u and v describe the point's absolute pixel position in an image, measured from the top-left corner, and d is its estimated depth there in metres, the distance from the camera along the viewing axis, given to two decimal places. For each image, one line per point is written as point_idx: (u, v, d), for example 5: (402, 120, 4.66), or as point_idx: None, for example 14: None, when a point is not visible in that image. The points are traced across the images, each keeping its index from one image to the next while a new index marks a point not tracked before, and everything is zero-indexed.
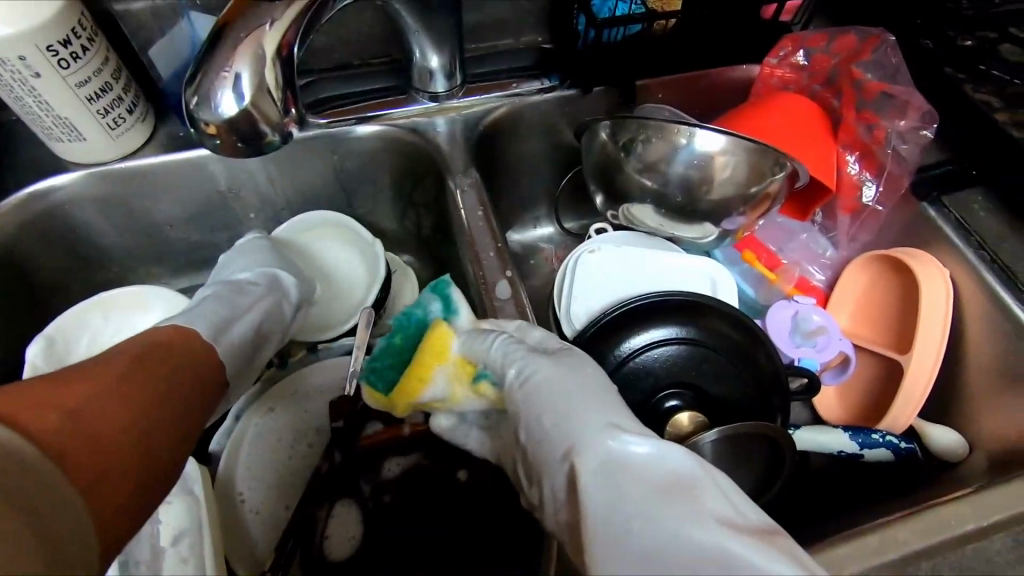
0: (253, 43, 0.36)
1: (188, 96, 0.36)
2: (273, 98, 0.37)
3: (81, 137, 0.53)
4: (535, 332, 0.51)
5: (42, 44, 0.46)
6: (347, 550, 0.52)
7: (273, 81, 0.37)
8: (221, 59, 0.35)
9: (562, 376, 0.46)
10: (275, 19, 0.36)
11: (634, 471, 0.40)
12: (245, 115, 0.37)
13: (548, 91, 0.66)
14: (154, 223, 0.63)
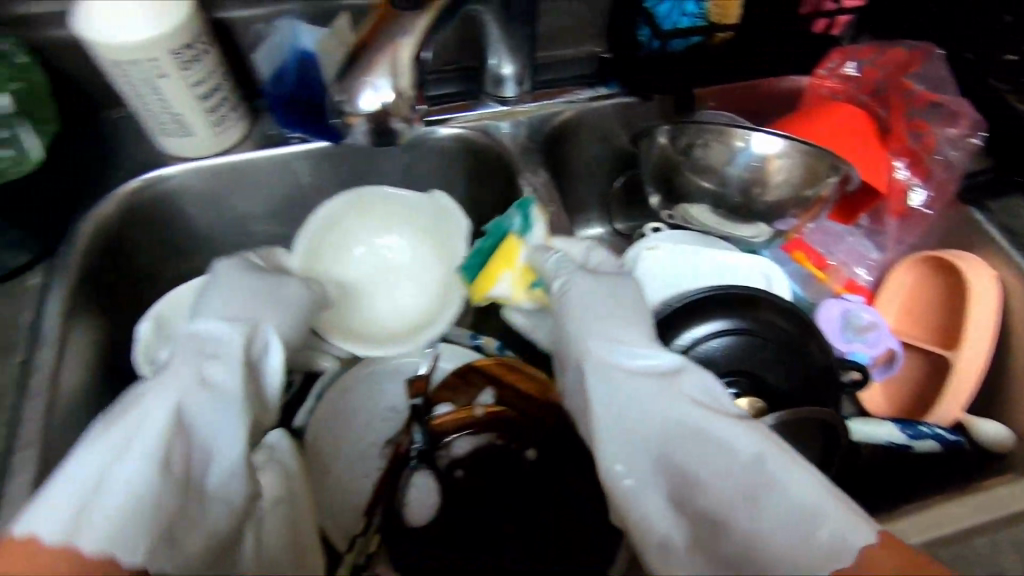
0: (391, 54, 0.41)
1: (336, 95, 0.42)
2: (407, 98, 0.43)
3: (190, 133, 0.58)
4: (598, 254, 0.56)
5: (171, 48, 0.50)
6: (424, 516, 0.55)
7: (408, 83, 0.42)
8: (365, 67, 0.41)
9: (596, 286, 0.52)
10: (409, 32, 0.41)
11: (630, 370, 0.47)
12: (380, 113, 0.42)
13: (609, 96, 0.71)
14: (240, 216, 0.66)
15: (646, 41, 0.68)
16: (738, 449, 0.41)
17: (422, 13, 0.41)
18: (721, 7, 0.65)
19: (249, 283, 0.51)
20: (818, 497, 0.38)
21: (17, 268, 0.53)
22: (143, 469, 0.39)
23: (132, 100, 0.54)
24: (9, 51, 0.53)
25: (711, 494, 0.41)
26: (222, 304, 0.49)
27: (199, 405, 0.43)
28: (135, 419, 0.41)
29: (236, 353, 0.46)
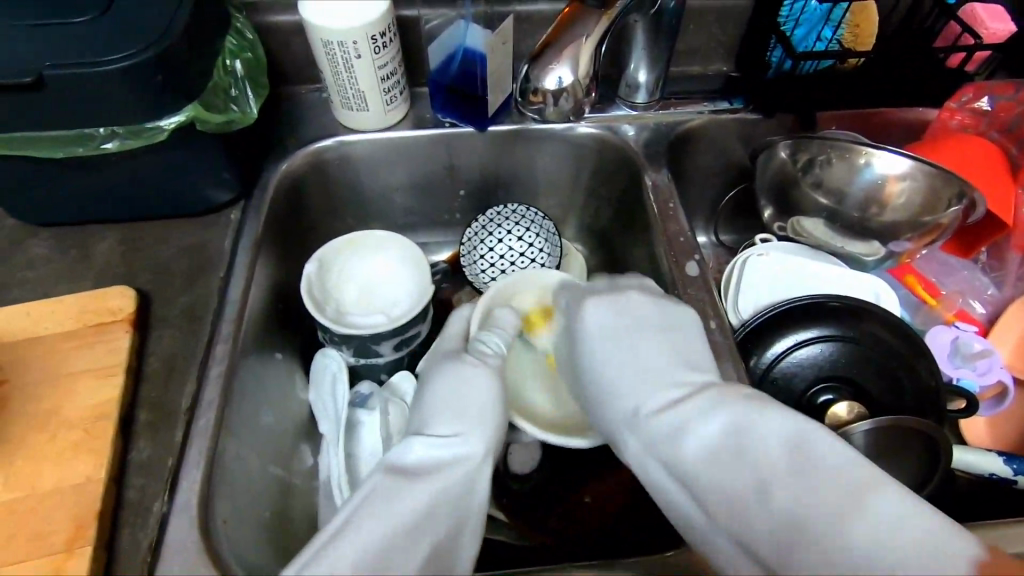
0: (573, 51, 0.61)
1: (528, 73, 0.64)
2: (580, 85, 0.64)
3: (366, 108, 0.67)
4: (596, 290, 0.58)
5: (369, 35, 0.60)
6: (525, 467, 0.60)
7: (581, 74, 0.63)
8: (552, 58, 0.62)
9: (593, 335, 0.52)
10: (588, 33, 0.59)
11: (702, 406, 0.45)
12: (555, 91, 0.64)
13: (732, 112, 0.74)
14: (386, 187, 0.75)
15: (777, 62, 0.71)
16: (821, 481, 0.38)
17: (602, 16, 0.58)
18: (857, 36, 0.69)
19: (468, 381, 0.50)
20: (910, 519, 0.36)
21: (220, 205, 0.63)
22: (416, 563, 0.39)
23: (327, 75, 0.64)
24: (240, 26, 0.62)
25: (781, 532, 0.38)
26: (446, 404, 0.48)
27: (381, 514, 0.41)
28: (348, 535, 0.40)
29: (469, 465, 0.45)
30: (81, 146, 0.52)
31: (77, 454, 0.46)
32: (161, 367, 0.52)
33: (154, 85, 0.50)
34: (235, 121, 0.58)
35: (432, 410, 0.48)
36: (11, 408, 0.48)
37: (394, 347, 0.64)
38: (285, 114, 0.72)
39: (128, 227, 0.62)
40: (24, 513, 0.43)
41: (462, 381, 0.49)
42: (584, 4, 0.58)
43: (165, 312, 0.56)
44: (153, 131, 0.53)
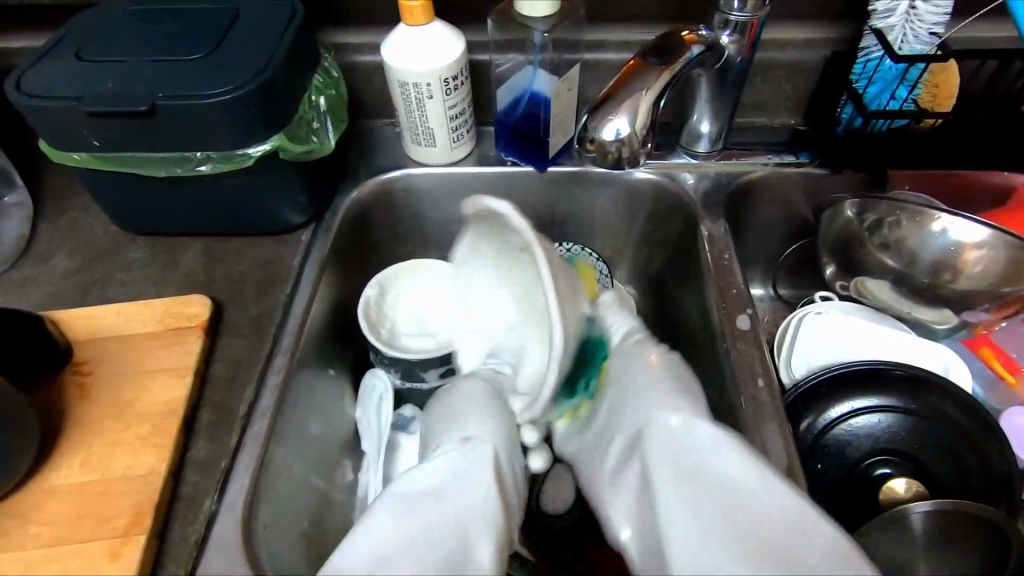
0: (632, 102, 0.59)
1: (586, 123, 0.62)
2: (637, 135, 0.61)
3: (434, 144, 0.71)
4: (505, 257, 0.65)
5: (441, 78, 0.64)
6: (558, 508, 0.59)
7: (640, 124, 0.61)
8: (610, 110, 0.60)
9: (655, 413, 0.51)
10: (648, 86, 0.59)
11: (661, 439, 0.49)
12: (613, 141, 0.61)
13: (798, 166, 0.73)
14: (448, 218, 0.78)
15: (846, 118, 0.69)
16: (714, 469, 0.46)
17: (663, 72, 0.59)
18: (935, 96, 0.67)
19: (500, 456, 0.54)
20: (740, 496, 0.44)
21: (293, 225, 0.68)
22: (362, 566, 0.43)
23: (402, 113, 0.69)
24: (327, 66, 0.68)
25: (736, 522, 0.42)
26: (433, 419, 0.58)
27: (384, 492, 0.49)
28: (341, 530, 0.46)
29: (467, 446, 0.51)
30: (179, 167, 0.59)
31: (144, 445, 0.50)
32: (224, 372, 0.56)
33: (247, 116, 0.55)
34: (313, 151, 0.63)
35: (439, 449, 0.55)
36: (94, 396, 0.53)
37: (440, 375, 0.65)
38: (359, 143, 0.77)
39: (211, 239, 0.68)
40: (93, 495, 0.47)
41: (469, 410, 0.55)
42: (645, 60, 0.59)
43: (234, 320, 0.60)
44: (242, 157, 0.58)
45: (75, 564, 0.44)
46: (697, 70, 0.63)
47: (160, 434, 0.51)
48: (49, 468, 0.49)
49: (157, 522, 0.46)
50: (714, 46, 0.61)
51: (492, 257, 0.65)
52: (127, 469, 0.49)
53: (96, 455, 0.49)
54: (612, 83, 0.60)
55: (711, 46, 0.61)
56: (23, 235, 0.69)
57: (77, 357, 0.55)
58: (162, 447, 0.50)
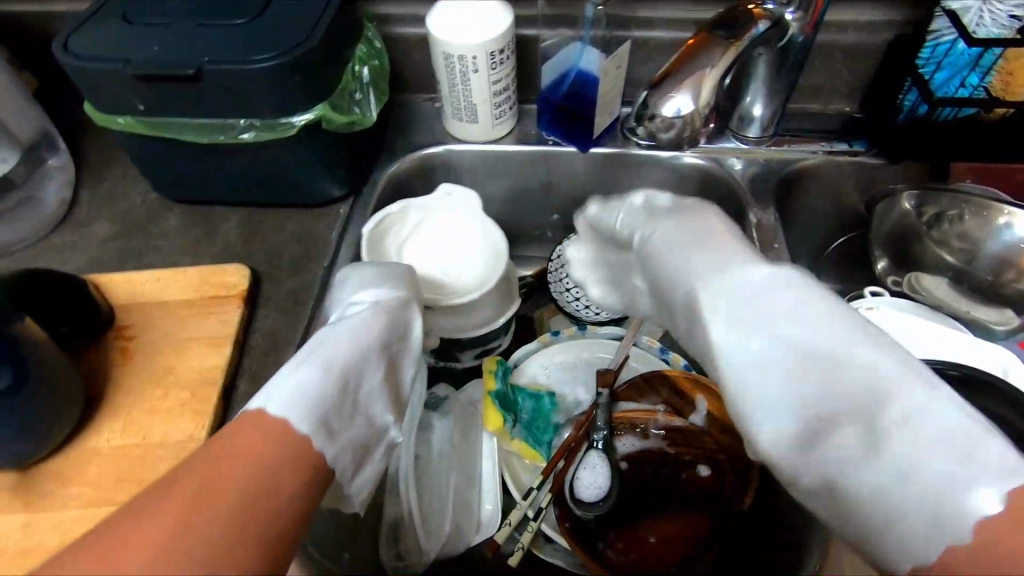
0: (695, 82, 0.61)
1: (647, 99, 0.65)
2: (699, 111, 0.64)
3: (475, 120, 0.70)
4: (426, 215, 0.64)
5: (489, 51, 0.63)
6: (591, 495, 0.58)
7: (702, 101, 0.63)
8: (671, 89, 0.62)
9: (701, 285, 0.39)
10: (712, 66, 0.59)
11: (749, 339, 0.37)
12: (674, 117, 0.64)
13: (852, 154, 0.70)
14: (485, 198, 0.77)
15: (909, 105, 0.66)
16: (799, 371, 0.36)
17: (728, 47, 0.58)
18: (1009, 84, 0.61)
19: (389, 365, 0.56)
20: (849, 402, 0.36)
21: (332, 198, 0.67)
22: (315, 389, 0.43)
23: (444, 87, 0.67)
24: (370, 36, 0.67)
25: (831, 418, 0.36)
26: (347, 295, 0.54)
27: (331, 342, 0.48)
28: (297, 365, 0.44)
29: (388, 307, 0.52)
30: (222, 134, 0.58)
31: (183, 413, 0.50)
32: (262, 343, 0.56)
33: (291, 84, 0.54)
34: (355, 123, 0.62)
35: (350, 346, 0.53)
36: (134, 361, 0.53)
37: (474, 357, 0.66)
38: (398, 118, 0.76)
39: (249, 211, 0.68)
40: (132, 460, 0.47)
41: (393, 275, 0.55)
42: (713, 34, 0.58)
43: (272, 292, 0.60)
44: (285, 126, 0.58)
45: None
46: (765, 50, 0.61)
47: (198, 402, 0.50)
48: (91, 432, 0.49)
49: None
50: (781, 22, 0.58)
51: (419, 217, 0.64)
52: (167, 436, 0.49)
53: (138, 420, 0.49)
54: (677, 58, 0.61)
55: (777, 22, 0.58)
56: (64, 200, 0.69)
57: (117, 323, 0.55)
58: (201, 415, 0.50)
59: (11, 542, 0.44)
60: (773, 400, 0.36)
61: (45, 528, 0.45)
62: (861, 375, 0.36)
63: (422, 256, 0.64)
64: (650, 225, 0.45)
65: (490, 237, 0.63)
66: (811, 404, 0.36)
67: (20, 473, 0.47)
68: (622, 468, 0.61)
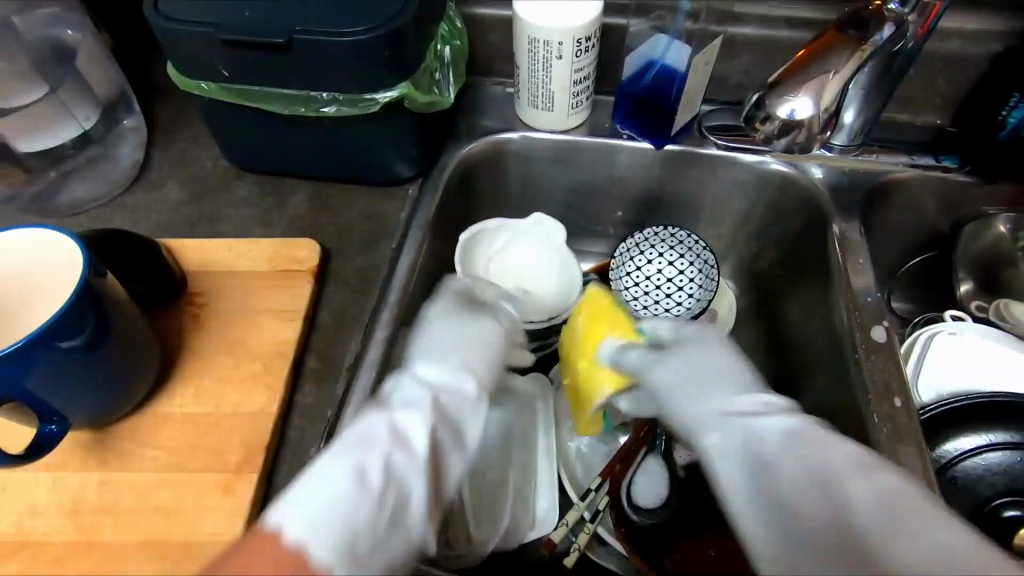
0: (816, 84, 0.58)
1: (760, 100, 0.62)
2: (820, 115, 0.61)
3: (551, 108, 0.68)
4: (506, 236, 0.67)
5: (575, 38, 0.60)
6: (651, 502, 0.57)
7: (824, 104, 0.60)
8: (790, 90, 0.60)
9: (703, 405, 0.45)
10: (837, 69, 0.57)
11: (713, 392, 0.46)
12: (785, 120, 0.62)
13: (942, 171, 0.66)
14: (551, 188, 0.75)
15: (1013, 122, 0.62)
16: (781, 438, 0.43)
17: (855, 50, 0.56)
18: None
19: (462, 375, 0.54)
20: (787, 439, 0.43)
21: (401, 178, 0.66)
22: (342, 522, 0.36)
23: (523, 72, 0.66)
24: (453, 15, 0.65)
25: (767, 452, 0.42)
26: (435, 338, 0.50)
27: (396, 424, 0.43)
28: (336, 456, 0.40)
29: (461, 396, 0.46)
30: (303, 107, 0.57)
31: (255, 385, 0.50)
32: (331, 320, 0.56)
33: (380, 60, 0.53)
34: (434, 104, 0.61)
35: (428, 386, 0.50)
36: (205, 328, 0.53)
37: (534, 349, 0.65)
38: (469, 100, 0.74)
39: (317, 185, 0.67)
40: (205, 428, 0.47)
41: (479, 334, 0.51)
42: (843, 34, 0.56)
43: (341, 270, 0.59)
44: (368, 102, 0.56)
45: (190, 494, 0.44)
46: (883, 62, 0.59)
47: (269, 374, 0.50)
48: (164, 396, 0.49)
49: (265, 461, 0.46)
50: (901, 26, 0.55)
51: (500, 236, 0.67)
52: (238, 405, 0.49)
53: (211, 388, 0.49)
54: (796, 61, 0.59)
55: (899, 27, 0.55)
56: (136, 162, 0.69)
57: (190, 288, 0.55)
58: (272, 388, 0.50)
59: (87, 498, 0.45)
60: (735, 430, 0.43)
61: (121, 488, 0.45)
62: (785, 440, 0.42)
63: (499, 271, 0.66)
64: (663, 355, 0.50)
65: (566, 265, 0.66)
66: (771, 468, 0.41)
67: (95, 431, 0.47)
68: (681, 475, 0.59)
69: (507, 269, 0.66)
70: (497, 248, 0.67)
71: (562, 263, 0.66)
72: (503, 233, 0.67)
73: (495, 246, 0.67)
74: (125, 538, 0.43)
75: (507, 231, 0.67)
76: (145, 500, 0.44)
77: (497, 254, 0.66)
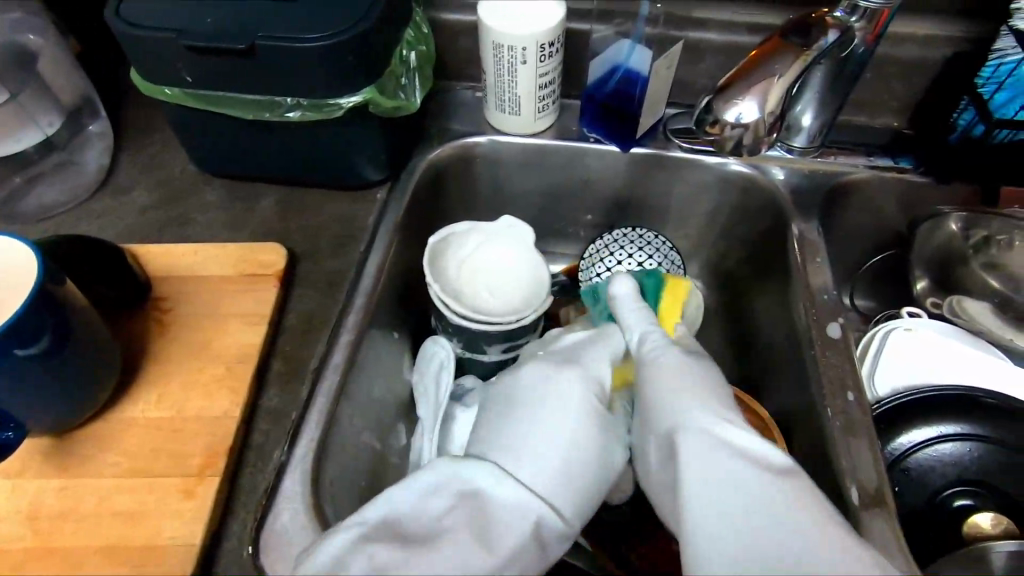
0: (761, 87, 0.56)
1: (709, 104, 0.60)
2: (766, 118, 0.58)
3: (518, 112, 0.69)
4: (475, 237, 0.68)
5: (539, 43, 0.62)
6: (617, 498, 0.58)
7: (769, 109, 0.58)
8: (734, 93, 0.57)
9: (689, 415, 0.49)
10: (781, 73, 0.56)
11: (728, 429, 0.48)
12: (734, 124, 0.58)
13: (897, 171, 0.68)
14: (520, 191, 0.76)
15: (965, 125, 0.64)
16: (728, 437, 0.47)
17: (799, 55, 0.55)
18: None
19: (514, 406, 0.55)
20: (752, 475, 0.45)
21: (370, 182, 0.67)
22: None
23: (490, 77, 0.67)
24: (419, 20, 0.66)
25: (762, 476, 0.45)
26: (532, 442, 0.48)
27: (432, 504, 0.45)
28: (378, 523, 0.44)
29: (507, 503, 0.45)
30: (268, 112, 0.58)
31: (219, 388, 0.50)
32: (297, 323, 0.56)
33: (342, 65, 0.54)
34: (401, 108, 0.62)
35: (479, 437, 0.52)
36: (170, 333, 0.53)
37: (502, 350, 0.65)
38: (438, 104, 0.75)
39: (286, 190, 0.67)
40: (169, 432, 0.47)
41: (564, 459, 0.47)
42: (787, 40, 0.56)
43: (308, 273, 0.60)
44: (332, 107, 0.57)
45: (151, 498, 0.44)
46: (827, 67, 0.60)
47: (235, 377, 0.50)
48: (128, 401, 0.49)
49: (228, 464, 0.46)
50: (849, 31, 0.56)
51: (469, 237, 0.68)
52: (202, 409, 0.49)
53: (175, 393, 0.49)
54: (739, 67, 0.58)
55: (845, 33, 0.56)
56: (103, 167, 0.69)
57: (155, 293, 0.55)
58: (236, 392, 0.50)
59: (48, 504, 0.44)
60: (723, 453, 0.46)
61: (81, 493, 0.45)
62: (735, 440, 0.47)
63: (468, 272, 0.67)
64: (664, 347, 0.55)
65: (532, 264, 0.67)
66: (750, 492, 0.44)
67: (57, 437, 0.47)
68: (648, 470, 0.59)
69: (478, 270, 0.67)
70: (466, 249, 0.68)
71: (527, 262, 0.67)
72: (472, 235, 0.68)
73: (465, 248, 0.68)
74: (84, 544, 0.43)
75: (476, 232, 0.68)
76: (108, 504, 0.44)
77: (466, 255, 0.67)
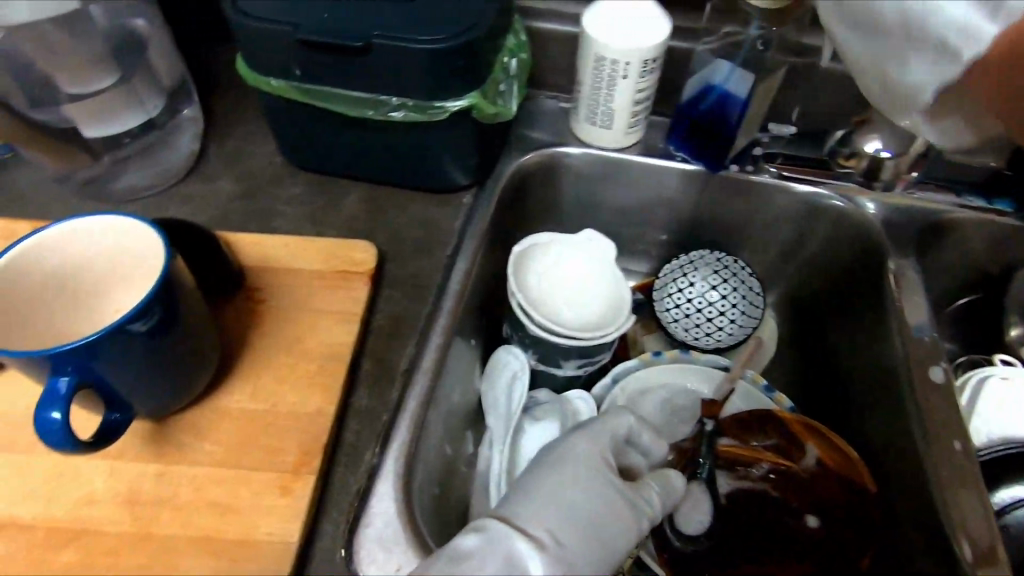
0: None
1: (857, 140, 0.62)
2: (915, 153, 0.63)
3: (609, 126, 0.68)
4: (555, 250, 0.67)
5: (644, 58, 0.61)
6: (694, 529, 0.56)
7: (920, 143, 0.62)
8: None
9: None
10: None
11: None
12: (870, 157, 0.66)
13: (998, 214, 0.66)
14: (599, 205, 0.75)
15: None
16: None
17: None
18: None
19: (587, 486, 0.47)
20: None
21: (457, 186, 0.66)
22: None
23: (585, 89, 0.66)
24: (519, 27, 0.65)
25: None
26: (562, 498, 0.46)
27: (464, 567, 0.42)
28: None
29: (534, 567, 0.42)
30: (370, 110, 0.58)
31: (312, 384, 0.50)
32: (385, 323, 0.56)
33: (454, 69, 0.54)
34: (499, 115, 0.61)
35: (528, 503, 0.46)
36: (263, 324, 0.53)
37: (577, 367, 0.63)
38: (524, 111, 0.75)
39: (372, 187, 0.67)
40: (264, 426, 0.47)
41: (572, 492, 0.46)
42: None
43: (395, 274, 0.59)
44: (437, 110, 0.57)
45: (246, 492, 0.44)
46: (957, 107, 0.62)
47: (326, 376, 0.50)
48: (221, 390, 0.49)
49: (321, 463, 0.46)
50: None
51: (549, 249, 0.66)
52: (295, 406, 0.48)
53: (267, 387, 0.49)
54: None
55: None
56: (193, 152, 0.70)
57: (247, 283, 0.55)
58: (328, 391, 0.49)
59: (144, 489, 0.44)
60: None
61: (177, 481, 0.45)
62: None
63: (545, 284, 0.65)
64: None
65: (613, 284, 0.65)
66: None
67: (152, 421, 0.47)
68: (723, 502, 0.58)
69: (556, 285, 0.65)
70: (545, 261, 0.66)
71: (609, 280, 0.65)
72: (552, 246, 0.66)
73: (545, 260, 0.66)
74: (181, 533, 0.43)
75: (556, 245, 0.67)
76: (204, 496, 0.44)
77: (545, 268, 0.66)
